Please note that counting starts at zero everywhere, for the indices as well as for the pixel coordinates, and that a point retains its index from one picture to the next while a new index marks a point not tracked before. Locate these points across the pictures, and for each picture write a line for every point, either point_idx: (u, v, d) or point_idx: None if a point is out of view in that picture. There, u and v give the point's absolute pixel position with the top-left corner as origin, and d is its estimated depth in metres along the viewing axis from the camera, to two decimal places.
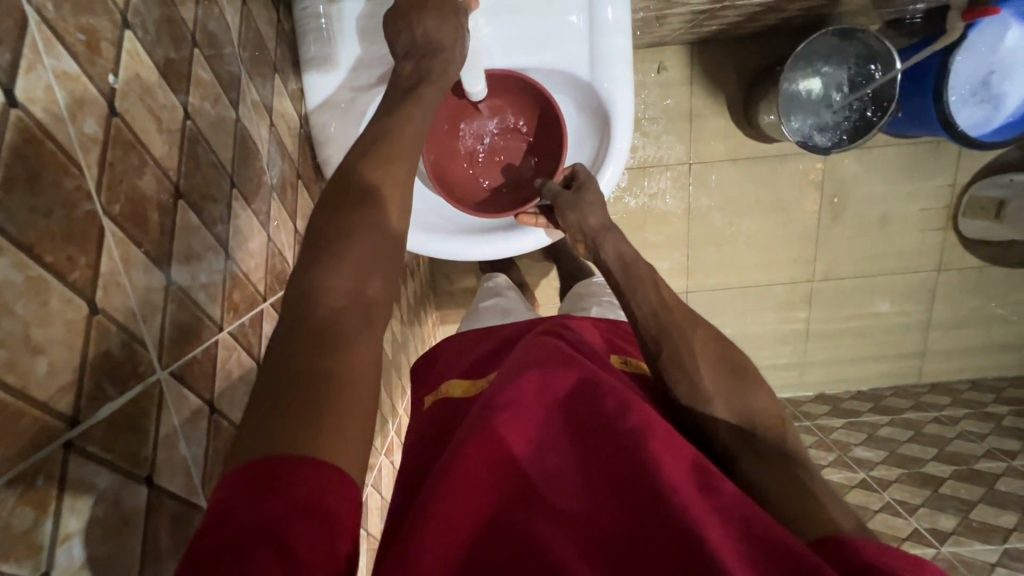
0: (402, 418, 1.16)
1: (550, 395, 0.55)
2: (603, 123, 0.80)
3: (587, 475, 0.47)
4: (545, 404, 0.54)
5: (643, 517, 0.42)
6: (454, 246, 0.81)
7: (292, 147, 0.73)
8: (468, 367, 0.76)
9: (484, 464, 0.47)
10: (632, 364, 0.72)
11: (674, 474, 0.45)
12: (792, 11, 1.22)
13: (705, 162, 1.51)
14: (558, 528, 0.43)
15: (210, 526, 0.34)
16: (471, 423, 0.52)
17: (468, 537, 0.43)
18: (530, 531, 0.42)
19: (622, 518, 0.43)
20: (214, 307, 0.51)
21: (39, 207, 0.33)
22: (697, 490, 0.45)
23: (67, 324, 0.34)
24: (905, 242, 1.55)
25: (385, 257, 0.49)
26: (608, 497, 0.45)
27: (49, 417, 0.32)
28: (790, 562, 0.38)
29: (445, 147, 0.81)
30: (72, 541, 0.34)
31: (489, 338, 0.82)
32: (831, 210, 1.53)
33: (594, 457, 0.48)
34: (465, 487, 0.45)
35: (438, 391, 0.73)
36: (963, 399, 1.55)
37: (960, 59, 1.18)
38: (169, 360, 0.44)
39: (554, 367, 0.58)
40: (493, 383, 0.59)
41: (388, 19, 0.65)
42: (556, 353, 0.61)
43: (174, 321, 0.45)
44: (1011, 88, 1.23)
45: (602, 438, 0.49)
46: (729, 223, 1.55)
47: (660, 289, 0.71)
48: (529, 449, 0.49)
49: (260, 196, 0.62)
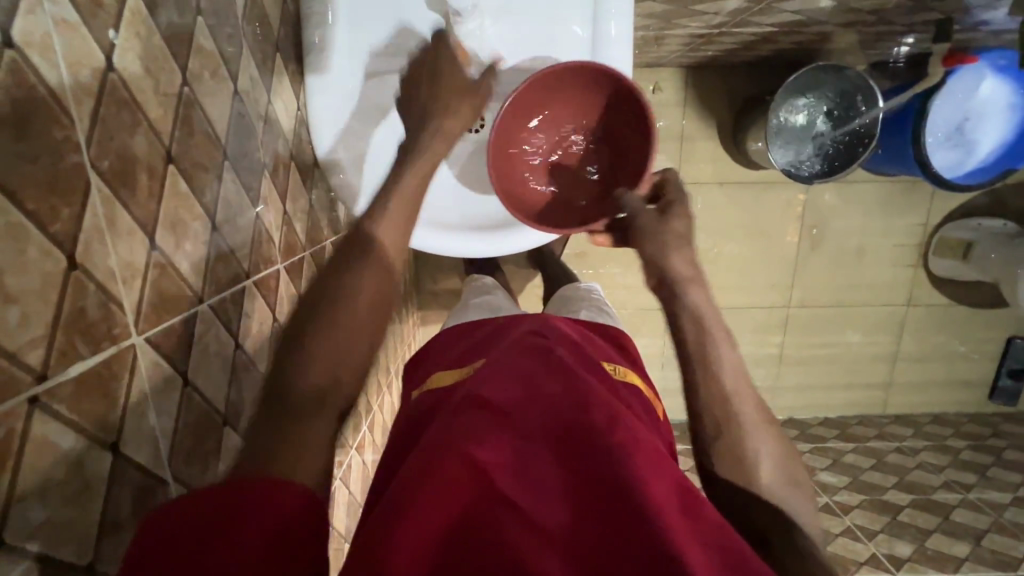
0: (376, 414, 1.14)
1: (535, 403, 0.54)
2: None
3: (569, 486, 0.46)
4: (529, 411, 0.53)
5: (622, 531, 0.41)
6: (460, 242, 0.81)
7: (288, 127, 0.72)
8: (455, 359, 0.75)
9: (462, 466, 0.46)
10: (621, 371, 0.71)
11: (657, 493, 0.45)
12: (784, 44, 1.27)
13: (693, 183, 1.54)
14: (534, 535, 0.41)
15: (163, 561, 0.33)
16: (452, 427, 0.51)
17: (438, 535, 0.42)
18: (506, 537, 0.41)
19: (601, 532, 0.42)
20: (196, 278, 0.49)
21: (25, 150, 0.32)
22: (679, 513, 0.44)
23: (44, 275, 0.33)
24: (878, 275, 1.61)
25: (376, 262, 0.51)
26: (588, 510, 0.44)
27: (15, 368, 0.31)
28: None
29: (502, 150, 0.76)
30: (30, 503, 0.32)
31: (478, 331, 0.82)
32: (810, 240, 1.57)
33: (576, 468, 0.47)
34: (441, 488, 0.44)
35: (426, 382, 0.73)
36: (924, 431, 1.61)
37: (939, 103, 1.24)
38: (146, 326, 0.42)
39: (540, 376, 0.57)
40: (476, 386, 0.58)
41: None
42: (544, 361, 0.61)
43: (155, 287, 0.44)
44: (983, 135, 1.29)
45: (586, 448, 0.48)
46: (712, 244, 1.58)
47: None
48: (509, 453, 0.48)
49: (252, 172, 0.61)
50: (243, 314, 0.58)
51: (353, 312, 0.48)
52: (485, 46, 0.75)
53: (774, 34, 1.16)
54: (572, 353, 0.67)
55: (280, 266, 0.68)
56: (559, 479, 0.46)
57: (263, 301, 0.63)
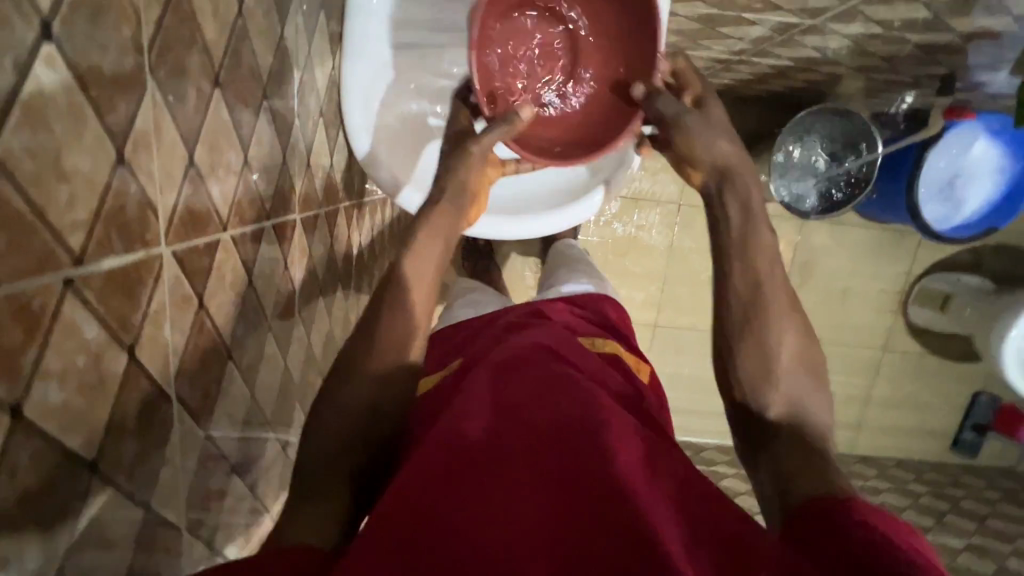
0: None
1: (523, 391, 0.51)
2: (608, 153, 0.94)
3: (552, 467, 0.43)
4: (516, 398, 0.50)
5: (600, 522, 0.38)
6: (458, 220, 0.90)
7: (321, 84, 0.73)
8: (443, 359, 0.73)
9: (443, 459, 0.44)
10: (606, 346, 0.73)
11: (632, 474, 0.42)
12: (796, 81, 1.32)
13: (694, 206, 1.60)
14: (512, 526, 0.39)
15: None
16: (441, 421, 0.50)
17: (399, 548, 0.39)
18: (481, 530, 0.38)
19: (583, 520, 0.39)
20: (224, 206, 0.50)
21: (97, 38, 0.33)
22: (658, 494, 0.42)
23: (95, 162, 0.34)
24: (860, 317, 1.66)
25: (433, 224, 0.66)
26: (572, 495, 0.41)
27: (57, 245, 0.31)
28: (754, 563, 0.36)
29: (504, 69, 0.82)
30: (49, 383, 0.32)
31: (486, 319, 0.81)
32: (799, 274, 1.63)
33: (560, 451, 0.44)
34: (422, 482, 0.43)
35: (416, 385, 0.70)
36: (888, 474, 1.65)
37: (934, 157, 1.30)
38: (174, 240, 0.43)
39: (531, 367, 0.55)
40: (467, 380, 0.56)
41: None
42: (538, 354, 0.59)
43: (186, 204, 0.44)
44: (970, 193, 1.36)
45: (554, 436, 0.46)
46: (705, 267, 1.63)
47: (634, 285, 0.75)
48: (491, 441, 0.45)
49: (284, 118, 0.62)
50: (260, 254, 0.58)
51: (360, 368, 0.55)
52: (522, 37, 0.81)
53: (789, 70, 1.22)
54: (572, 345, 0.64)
55: (296, 217, 0.68)
56: (543, 462, 0.43)
57: (278, 247, 0.63)
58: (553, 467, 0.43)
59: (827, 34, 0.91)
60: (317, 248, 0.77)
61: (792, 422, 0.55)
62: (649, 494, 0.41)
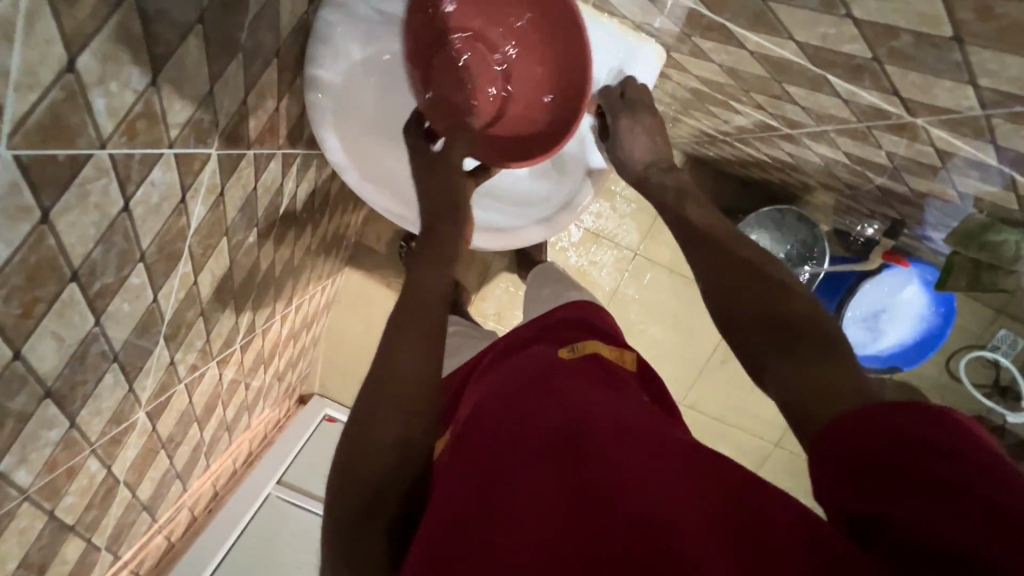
0: (256, 335, 1.10)
1: (517, 406, 0.58)
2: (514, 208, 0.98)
3: (550, 478, 0.48)
4: (512, 417, 0.56)
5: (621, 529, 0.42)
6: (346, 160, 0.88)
7: (286, 24, 0.69)
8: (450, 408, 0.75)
9: (462, 482, 0.51)
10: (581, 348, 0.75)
11: (633, 475, 0.46)
12: (773, 176, 1.35)
13: (647, 260, 1.64)
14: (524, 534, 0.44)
15: None
16: (457, 450, 0.55)
17: None
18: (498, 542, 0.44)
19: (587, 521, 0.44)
20: (108, 122, 0.45)
21: None
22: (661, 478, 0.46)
23: None
24: (763, 410, 1.75)
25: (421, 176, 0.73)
26: (568, 485, 0.47)
27: None
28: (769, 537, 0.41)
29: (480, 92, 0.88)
30: None
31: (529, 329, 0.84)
32: (722, 354, 1.70)
33: (554, 461, 0.49)
34: (445, 509, 0.49)
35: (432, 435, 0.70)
36: None
37: (869, 287, 1.37)
38: (25, 144, 0.38)
39: (529, 388, 0.60)
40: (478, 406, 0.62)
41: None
42: (535, 373, 0.64)
43: (53, 111, 0.39)
44: (889, 329, 1.44)
45: (559, 457, 0.49)
46: (640, 320, 1.68)
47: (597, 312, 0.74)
48: (499, 455, 0.52)
49: (226, 48, 0.58)
50: (149, 181, 0.54)
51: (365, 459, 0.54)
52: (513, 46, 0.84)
53: (767, 165, 1.24)
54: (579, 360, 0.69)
55: (214, 152, 0.63)
56: (542, 474, 0.48)
57: (180, 179, 0.59)
58: (566, 486, 0.47)
59: (801, 146, 0.92)
60: (235, 188, 0.73)
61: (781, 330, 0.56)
62: (644, 485, 0.45)
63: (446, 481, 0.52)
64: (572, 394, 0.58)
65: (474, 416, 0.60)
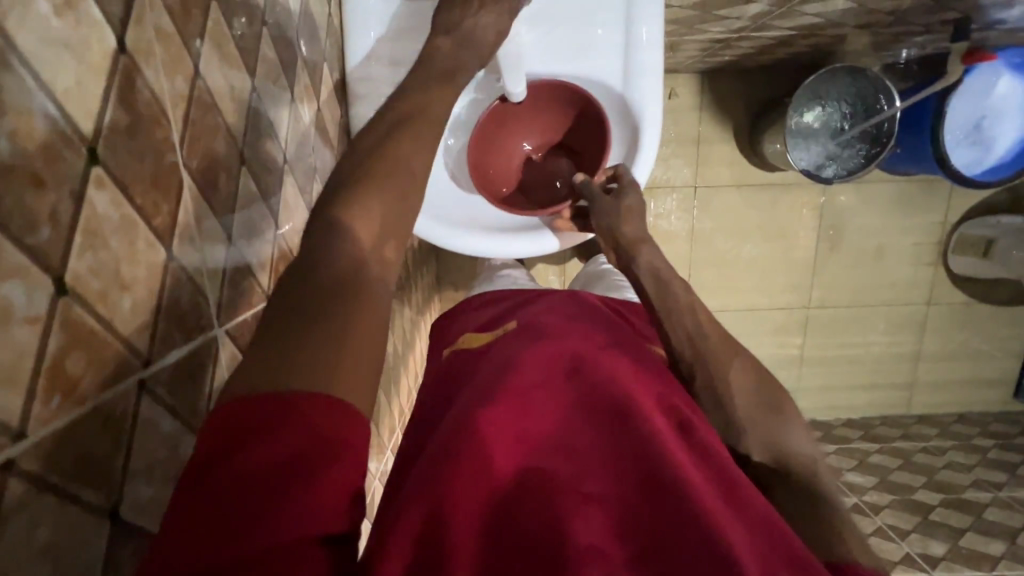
0: (406, 407, 1.10)
1: (607, 356, 0.57)
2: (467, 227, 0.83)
3: (627, 463, 0.44)
4: (586, 397, 0.51)
5: (672, 500, 0.40)
6: (385, 67, 0.77)
7: (334, 133, 0.75)
8: (485, 324, 0.76)
9: (532, 403, 0.50)
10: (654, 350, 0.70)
11: (703, 472, 0.44)
12: (801, 46, 1.29)
13: (710, 186, 1.59)
14: (591, 515, 0.40)
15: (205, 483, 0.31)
16: (503, 405, 0.48)
17: (487, 496, 0.42)
18: (570, 516, 0.39)
19: (641, 496, 0.42)
20: (263, 275, 0.52)
21: (137, 149, 0.34)
22: (727, 500, 0.42)
23: (149, 266, 0.35)
24: (898, 274, 1.66)
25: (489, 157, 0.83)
26: (640, 441, 0.45)
27: (128, 351, 0.33)
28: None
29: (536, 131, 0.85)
30: (138, 479, 0.34)
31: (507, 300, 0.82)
32: (828, 241, 1.63)
33: (638, 450, 0.44)
34: (499, 471, 0.43)
35: (455, 343, 0.75)
36: (950, 431, 1.66)
37: (956, 100, 1.25)
38: (225, 319, 0.44)
39: (589, 362, 0.55)
40: (498, 365, 0.55)
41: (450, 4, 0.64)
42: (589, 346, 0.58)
43: (233, 282, 0.46)
44: (1001, 132, 1.30)
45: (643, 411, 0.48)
46: (729, 246, 1.63)
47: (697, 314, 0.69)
48: (575, 388, 0.51)
49: (305, 174, 0.64)
50: None
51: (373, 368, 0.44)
52: (595, 57, 0.78)
53: (792, 38, 1.20)
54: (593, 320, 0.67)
55: None
56: (614, 433, 0.47)
57: None
58: (634, 435, 0.46)
59: None
60: None
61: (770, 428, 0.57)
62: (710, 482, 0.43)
63: (479, 404, 0.49)
64: (670, 385, 0.56)
65: (497, 369, 0.55)
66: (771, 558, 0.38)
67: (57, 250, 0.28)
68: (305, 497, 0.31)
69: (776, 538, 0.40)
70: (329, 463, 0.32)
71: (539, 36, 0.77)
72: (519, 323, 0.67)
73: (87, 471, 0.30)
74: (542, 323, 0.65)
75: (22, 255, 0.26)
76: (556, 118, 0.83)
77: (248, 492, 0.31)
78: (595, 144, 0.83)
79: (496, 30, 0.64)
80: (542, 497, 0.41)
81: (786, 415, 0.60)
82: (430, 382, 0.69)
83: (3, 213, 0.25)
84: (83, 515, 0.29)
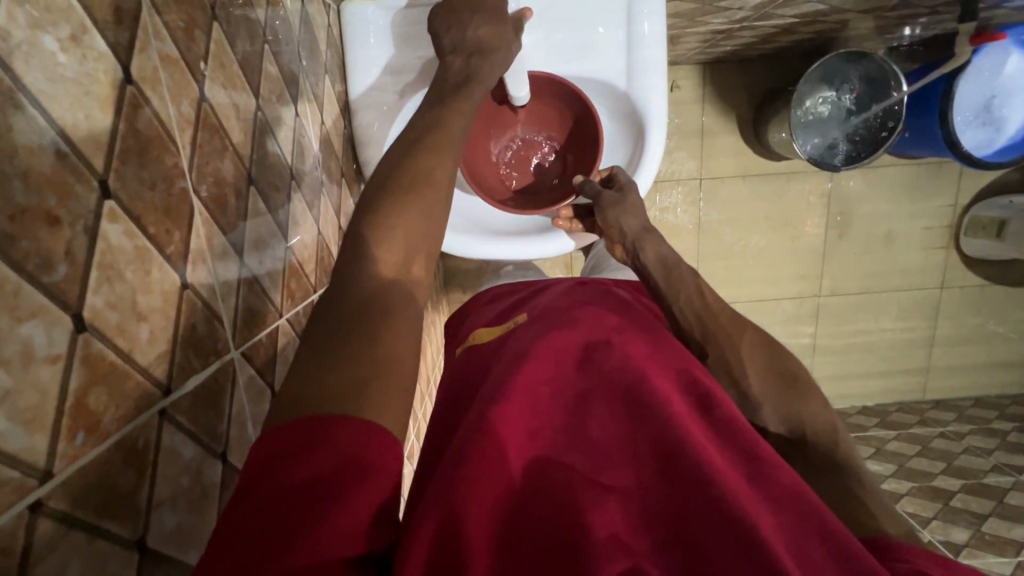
0: (422, 421, 1.08)
1: (619, 339, 0.56)
2: (474, 235, 0.83)
3: (645, 449, 0.44)
4: (599, 385, 0.50)
5: (694, 485, 0.40)
6: (385, 76, 0.77)
7: (339, 145, 0.75)
8: (495, 319, 0.76)
9: (547, 395, 0.49)
10: None
11: (723, 452, 0.43)
12: (804, 33, 1.27)
13: (716, 177, 1.58)
14: (609, 506, 0.40)
15: (239, 505, 0.31)
16: (515, 398, 0.47)
17: (506, 490, 0.41)
18: (590, 510, 0.39)
19: (661, 483, 0.41)
20: (275, 293, 0.51)
21: (147, 177, 0.34)
22: (750, 479, 0.42)
23: (163, 294, 0.35)
24: (909, 258, 1.64)
25: (484, 159, 0.83)
26: (656, 426, 0.44)
27: (148, 381, 0.33)
28: (846, 556, 0.37)
29: (534, 132, 0.84)
30: (163, 507, 0.34)
31: (517, 293, 0.82)
32: (836, 228, 1.61)
33: (655, 438, 0.44)
34: (515, 469, 0.43)
35: (466, 341, 0.74)
36: (967, 415, 1.64)
37: (964, 83, 1.23)
38: (240, 340, 0.44)
39: (601, 350, 0.54)
40: (511, 356, 0.55)
41: (449, 12, 0.64)
42: (601, 329, 0.57)
43: (246, 302, 0.46)
44: (1010, 112, 1.28)
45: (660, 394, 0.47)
46: (737, 237, 1.62)
47: (708, 298, 0.68)
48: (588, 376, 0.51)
49: (312, 188, 0.64)
50: None
51: None
52: (595, 57, 0.77)
53: (794, 27, 1.18)
54: (607, 302, 0.66)
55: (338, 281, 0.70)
56: (631, 419, 0.46)
57: None
58: (650, 421, 0.45)
59: None
60: None
61: (791, 424, 0.56)
62: (731, 462, 0.43)
63: (493, 396, 0.48)
64: (687, 363, 0.55)
65: (509, 360, 0.54)
66: (799, 539, 0.38)
67: (74, 287, 0.28)
68: (333, 520, 0.31)
69: (800, 515, 0.39)
70: (357, 481, 0.32)
71: (538, 38, 0.77)
72: (529, 315, 0.67)
73: (113, 504, 0.30)
74: (553, 310, 0.64)
75: (39, 294, 0.26)
76: (554, 120, 0.83)
77: (279, 516, 0.31)
78: (591, 146, 0.82)
79: (498, 35, 0.63)
80: (560, 492, 0.41)
81: (803, 387, 0.58)
82: (446, 379, 0.69)
83: (20, 253, 0.25)
84: (112, 548, 0.29)
